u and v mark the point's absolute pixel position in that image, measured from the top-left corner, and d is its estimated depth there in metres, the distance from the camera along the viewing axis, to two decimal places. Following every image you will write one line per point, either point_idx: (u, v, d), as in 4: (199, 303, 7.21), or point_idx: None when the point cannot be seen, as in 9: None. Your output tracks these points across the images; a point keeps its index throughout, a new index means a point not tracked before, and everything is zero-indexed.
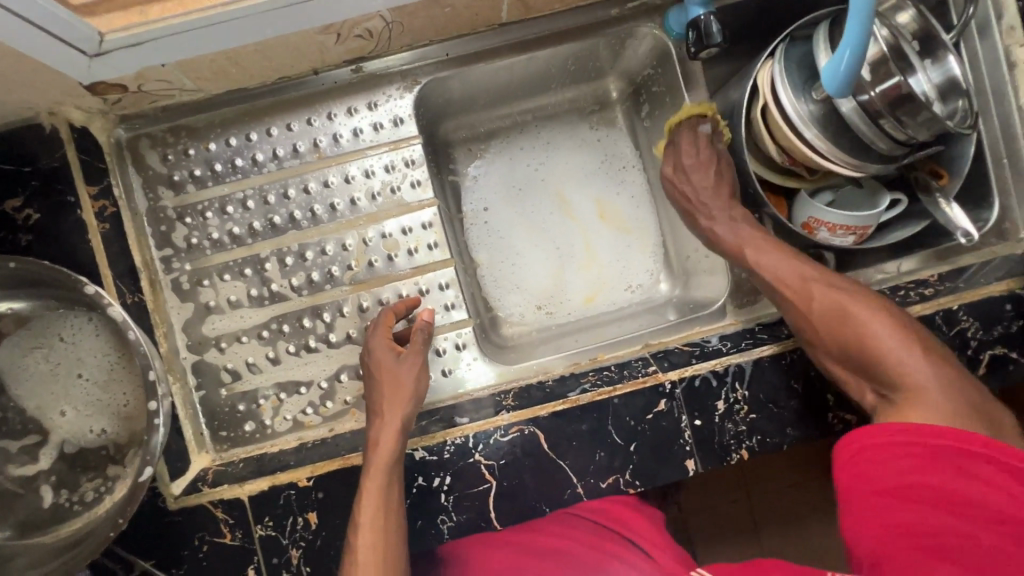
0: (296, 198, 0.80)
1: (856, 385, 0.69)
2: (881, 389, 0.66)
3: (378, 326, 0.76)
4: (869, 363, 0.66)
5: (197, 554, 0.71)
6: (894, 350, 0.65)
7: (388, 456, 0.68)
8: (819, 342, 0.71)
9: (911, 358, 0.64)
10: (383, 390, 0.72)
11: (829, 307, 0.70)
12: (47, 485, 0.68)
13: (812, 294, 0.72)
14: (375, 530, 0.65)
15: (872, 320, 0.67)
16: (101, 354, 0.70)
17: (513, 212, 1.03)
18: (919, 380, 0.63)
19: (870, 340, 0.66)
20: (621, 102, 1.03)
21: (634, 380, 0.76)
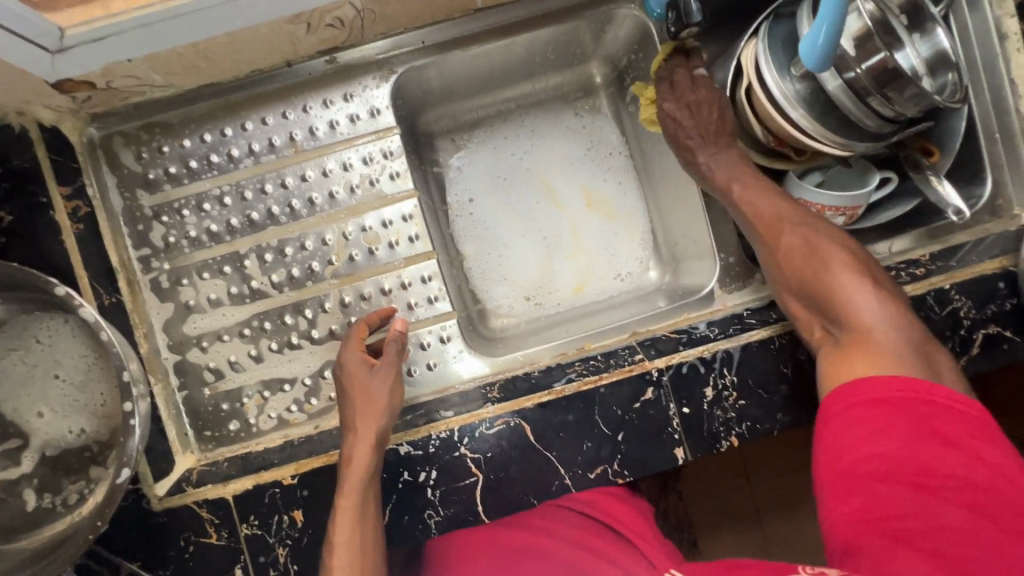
0: (274, 194, 0.78)
1: (808, 320, 0.71)
2: (831, 325, 0.68)
3: (351, 339, 0.74)
4: (826, 299, 0.68)
5: (184, 554, 0.71)
6: (851, 288, 0.67)
7: (364, 468, 0.67)
8: (780, 275, 0.73)
9: (866, 299, 0.66)
10: (356, 402, 0.71)
11: (798, 243, 0.72)
12: (29, 489, 0.68)
13: (784, 230, 0.73)
14: (354, 547, 0.65)
15: (837, 259, 0.69)
16: (79, 354, 0.70)
17: (497, 201, 1.01)
18: (870, 318, 0.65)
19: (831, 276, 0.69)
20: (606, 87, 1.01)
21: (620, 369, 0.75)
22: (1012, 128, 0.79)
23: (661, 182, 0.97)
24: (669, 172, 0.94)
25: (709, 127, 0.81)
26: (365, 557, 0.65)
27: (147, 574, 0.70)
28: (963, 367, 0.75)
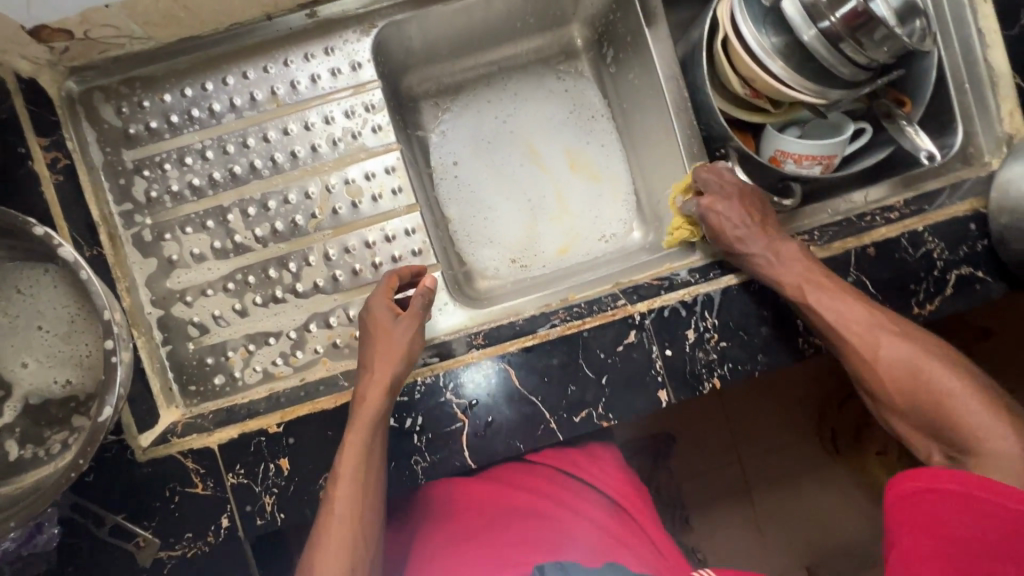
0: (256, 148, 0.78)
1: (924, 445, 0.66)
2: (952, 451, 0.63)
3: (380, 287, 0.73)
4: (941, 424, 0.63)
5: (169, 505, 0.71)
6: (979, 421, 0.61)
7: (371, 414, 0.68)
8: (887, 398, 0.67)
9: (995, 431, 0.60)
10: (377, 347, 0.70)
11: (904, 365, 0.66)
12: (10, 439, 0.68)
13: (879, 346, 0.67)
14: (354, 477, 0.67)
15: (954, 384, 0.63)
16: (61, 306, 0.69)
17: (485, 166, 1.02)
18: (1000, 445, 0.59)
19: (951, 405, 0.63)
20: (587, 50, 1.02)
21: (603, 313, 0.76)
22: (982, 77, 0.81)
23: (642, 141, 0.98)
24: (648, 131, 0.95)
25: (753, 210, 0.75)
26: (365, 493, 0.67)
27: (133, 524, 0.70)
28: (936, 307, 0.76)
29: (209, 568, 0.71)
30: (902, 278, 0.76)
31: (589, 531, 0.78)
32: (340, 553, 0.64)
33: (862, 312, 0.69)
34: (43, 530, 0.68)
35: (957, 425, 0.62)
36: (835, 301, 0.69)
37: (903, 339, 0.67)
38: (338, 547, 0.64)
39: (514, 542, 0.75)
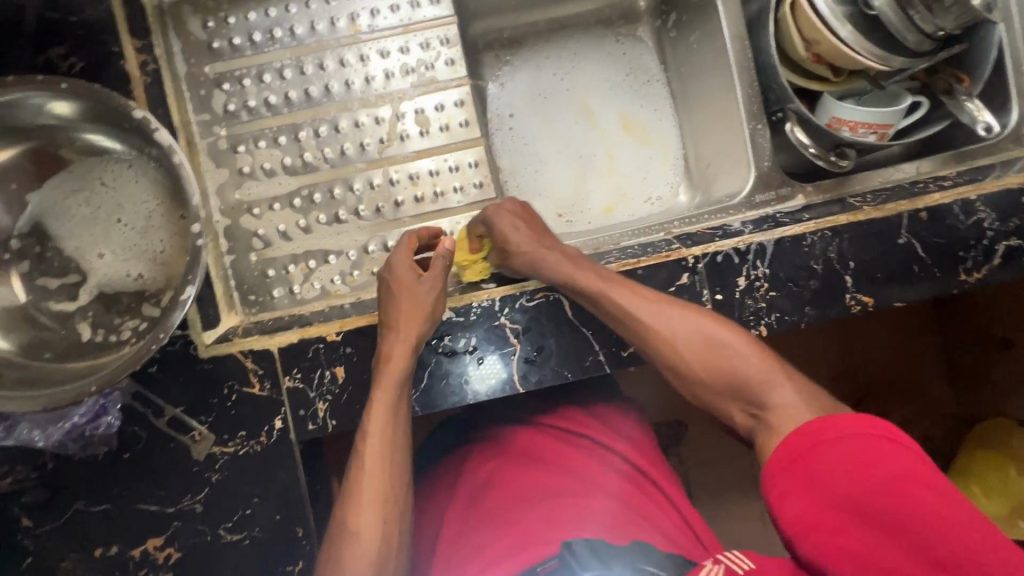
0: (333, 72, 0.81)
1: (727, 408, 0.66)
2: (752, 410, 0.64)
3: (402, 245, 0.75)
4: (737, 387, 0.65)
5: (226, 403, 0.74)
6: (756, 372, 0.64)
7: (400, 369, 0.70)
8: (690, 372, 0.68)
9: (770, 378, 0.63)
10: (401, 305, 0.72)
11: (692, 337, 0.68)
12: (83, 323, 0.71)
13: (652, 321, 0.69)
14: (387, 404, 0.70)
15: (734, 343, 0.66)
16: (140, 201, 0.72)
17: (537, 122, 1.04)
18: (781, 396, 0.62)
19: (738, 362, 0.65)
20: (648, 15, 1.05)
21: (658, 254, 0.78)
22: None
23: (695, 105, 1.00)
24: (703, 95, 0.97)
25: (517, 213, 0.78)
26: (394, 451, 0.70)
27: (190, 418, 0.73)
28: (983, 276, 0.78)
29: (258, 467, 0.74)
30: (952, 244, 0.78)
31: (625, 505, 0.79)
32: (376, 509, 0.67)
33: (648, 297, 0.70)
34: (108, 412, 0.71)
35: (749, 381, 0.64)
36: (626, 291, 0.71)
37: (684, 311, 0.69)
38: (372, 503, 0.67)
39: (539, 507, 0.79)
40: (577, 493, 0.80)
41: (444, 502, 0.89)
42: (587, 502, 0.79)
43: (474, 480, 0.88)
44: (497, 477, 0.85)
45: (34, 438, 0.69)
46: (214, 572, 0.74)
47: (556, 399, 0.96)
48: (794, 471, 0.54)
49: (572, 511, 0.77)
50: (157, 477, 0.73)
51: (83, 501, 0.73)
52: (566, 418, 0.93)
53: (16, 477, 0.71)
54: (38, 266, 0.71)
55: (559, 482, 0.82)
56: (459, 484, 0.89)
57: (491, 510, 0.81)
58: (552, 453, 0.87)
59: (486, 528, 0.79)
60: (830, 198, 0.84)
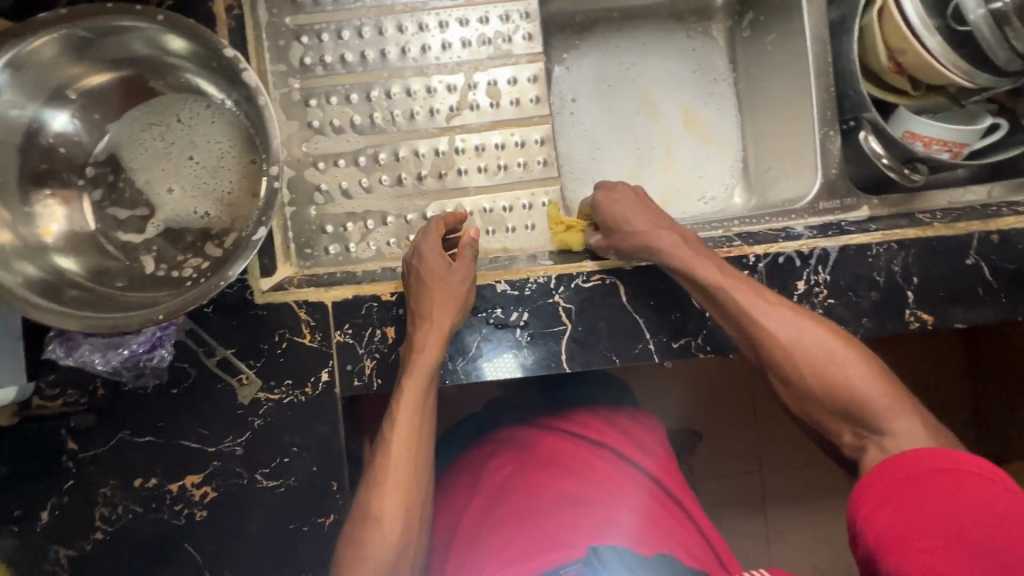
0: (412, 35, 0.81)
1: (835, 428, 0.66)
2: (864, 433, 0.64)
3: (430, 232, 0.73)
4: (854, 408, 0.64)
5: (276, 349, 0.74)
6: (881, 396, 0.64)
7: (431, 362, 0.69)
8: (809, 386, 0.66)
9: (895, 408, 0.63)
10: (434, 297, 0.70)
11: (815, 351, 0.66)
12: (148, 256, 0.72)
13: (771, 329, 0.68)
14: (419, 389, 0.69)
15: (857, 366, 0.65)
16: (213, 141, 0.73)
17: (598, 109, 1.04)
18: (899, 426, 0.62)
19: (860, 384, 0.64)
20: (723, 12, 1.03)
21: (718, 249, 0.77)
22: None
23: (762, 107, 0.98)
24: (772, 98, 0.96)
25: (640, 202, 0.76)
26: (418, 443, 0.69)
27: (239, 361, 0.74)
28: None
29: (301, 418, 0.75)
30: (1020, 271, 0.76)
31: (651, 521, 0.79)
32: (398, 497, 0.67)
33: (774, 303, 0.69)
34: (164, 345, 0.72)
35: (871, 404, 0.63)
36: (752, 296, 0.69)
37: (805, 322, 0.68)
38: (395, 494, 0.67)
39: (560, 513, 0.78)
40: (600, 502, 0.80)
41: (464, 496, 0.89)
42: (617, 517, 0.78)
43: (493, 479, 0.88)
44: (518, 478, 0.85)
45: (91, 360, 0.70)
46: (248, 515, 0.74)
47: (575, 406, 0.98)
48: (872, 498, 0.56)
49: (599, 516, 0.77)
50: (202, 415, 0.74)
51: (128, 430, 0.74)
52: (587, 424, 0.93)
53: (66, 399, 0.73)
54: (110, 195, 0.72)
55: (581, 489, 0.82)
56: (479, 480, 0.89)
57: (512, 509, 0.81)
58: (574, 462, 0.87)
59: (506, 527, 0.78)
60: (896, 213, 0.83)
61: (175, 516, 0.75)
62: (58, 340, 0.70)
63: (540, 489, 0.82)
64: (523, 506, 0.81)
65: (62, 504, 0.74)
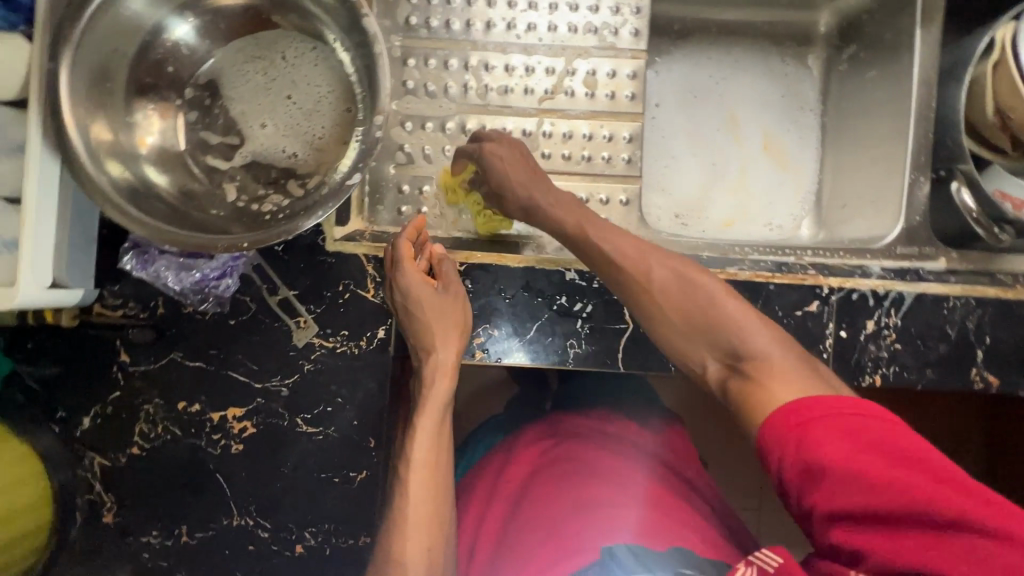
0: (520, 12, 0.81)
1: (701, 358, 0.68)
2: (730, 361, 0.66)
3: (404, 261, 0.69)
4: (715, 335, 0.66)
5: (338, 299, 0.75)
6: (734, 316, 0.66)
7: (444, 394, 0.71)
8: (667, 318, 0.68)
9: (750, 325, 0.66)
10: (433, 327, 0.70)
11: (673, 284, 0.68)
12: (231, 185, 0.72)
13: (644, 271, 0.68)
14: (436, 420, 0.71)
15: (714, 292, 0.67)
16: (313, 84, 0.73)
17: (680, 118, 1.03)
18: (760, 346, 0.64)
19: (715, 308, 0.67)
20: (824, 41, 1.02)
21: (793, 275, 0.76)
22: None
23: (851, 143, 0.96)
24: (863, 135, 0.94)
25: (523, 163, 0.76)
26: (439, 450, 0.71)
27: (300, 305, 0.74)
28: None
29: (351, 370, 0.75)
30: None
31: (661, 509, 0.77)
32: (422, 534, 0.66)
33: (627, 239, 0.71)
34: (230, 275, 0.72)
35: (723, 326, 0.66)
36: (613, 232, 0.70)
37: (664, 256, 0.70)
38: (422, 479, 0.68)
39: (572, 514, 0.75)
40: (614, 502, 0.77)
41: (483, 491, 0.86)
42: (629, 512, 0.75)
43: (510, 481, 0.85)
44: (534, 483, 0.82)
45: (164, 276, 0.71)
46: (283, 456, 0.75)
47: (580, 411, 0.96)
48: (791, 449, 0.55)
49: (611, 511, 0.75)
50: (255, 350, 0.75)
51: (180, 353, 0.74)
52: (594, 426, 0.92)
53: (127, 312, 0.74)
54: (204, 118, 0.73)
55: (593, 490, 0.79)
56: (497, 479, 0.87)
57: (532, 514, 0.78)
58: (585, 459, 0.85)
59: (526, 533, 0.75)
60: (974, 270, 0.82)
61: (211, 445, 0.75)
62: (134, 253, 0.71)
63: (550, 489, 0.80)
64: (538, 509, 0.78)
65: (104, 414, 0.75)
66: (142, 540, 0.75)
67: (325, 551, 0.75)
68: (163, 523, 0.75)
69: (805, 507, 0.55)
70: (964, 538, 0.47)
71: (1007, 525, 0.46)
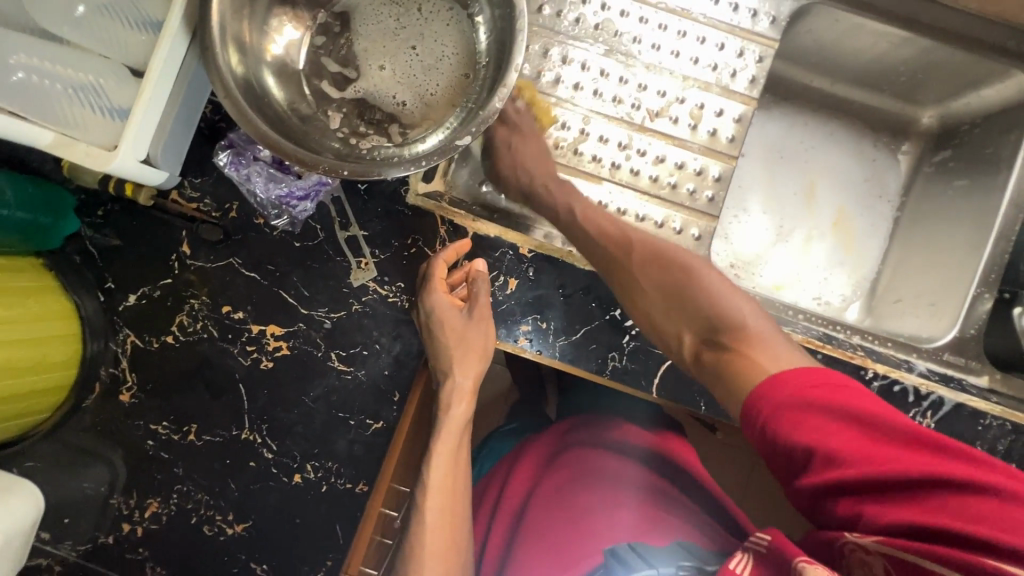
0: (648, 30, 0.84)
1: (677, 329, 0.70)
2: (704, 333, 0.68)
3: (433, 282, 0.72)
4: (692, 301, 0.70)
5: (403, 251, 0.76)
6: (712, 288, 0.70)
7: (459, 420, 0.76)
8: (643, 289, 0.72)
9: (724, 296, 0.70)
10: (454, 350, 0.73)
11: (655, 253, 0.74)
12: (335, 114, 0.74)
13: (637, 240, 0.74)
14: (452, 439, 0.75)
15: (695, 267, 0.72)
16: (440, 41, 0.75)
17: (762, 175, 1.03)
18: (735, 314, 0.68)
19: (690, 282, 0.71)
20: (919, 139, 1.03)
21: (841, 351, 0.80)
22: None
23: (921, 244, 0.97)
24: (936, 239, 0.94)
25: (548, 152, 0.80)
26: (456, 463, 0.75)
27: (366, 246, 0.75)
28: None
29: (396, 322, 0.76)
30: None
31: (647, 507, 0.84)
32: (440, 563, 0.69)
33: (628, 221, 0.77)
34: (310, 199, 0.74)
35: (699, 296, 0.70)
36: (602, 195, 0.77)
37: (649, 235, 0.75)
38: (439, 501, 0.72)
39: (576, 522, 0.83)
40: (613, 505, 0.84)
41: (491, 504, 0.90)
42: (619, 518, 0.82)
43: (513, 497, 0.89)
44: (536, 495, 0.86)
45: (253, 182, 0.73)
46: (308, 385, 0.76)
47: (579, 420, 0.95)
48: (776, 423, 0.56)
49: (606, 522, 0.82)
50: (312, 276, 0.76)
51: (240, 259, 0.76)
52: (583, 431, 0.93)
53: (201, 207, 0.75)
54: (329, 45, 0.75)
55: (588, 497, 0.85)
56: (500, 493, 0.90)
57: (538, 526, 0.82)
58: (579, 467, 0.88)
59: (539, 547, 0.81)
60: (1012, 396, 0.82)
61: (243, 355, 0.76)
62: (230, 152, 0.73)
63: (553, 501, 0.85)
64: (545, 518, 0.83)
65: (151, 296, 0.76)
66: (150, 428, 0.76)
67: (321, 488, 0.76)
68: (174, 417, 0.76)
69: (791, 478, 0.55)
70: (943, 492, 0.48)
71: (983, 476, 0.47)
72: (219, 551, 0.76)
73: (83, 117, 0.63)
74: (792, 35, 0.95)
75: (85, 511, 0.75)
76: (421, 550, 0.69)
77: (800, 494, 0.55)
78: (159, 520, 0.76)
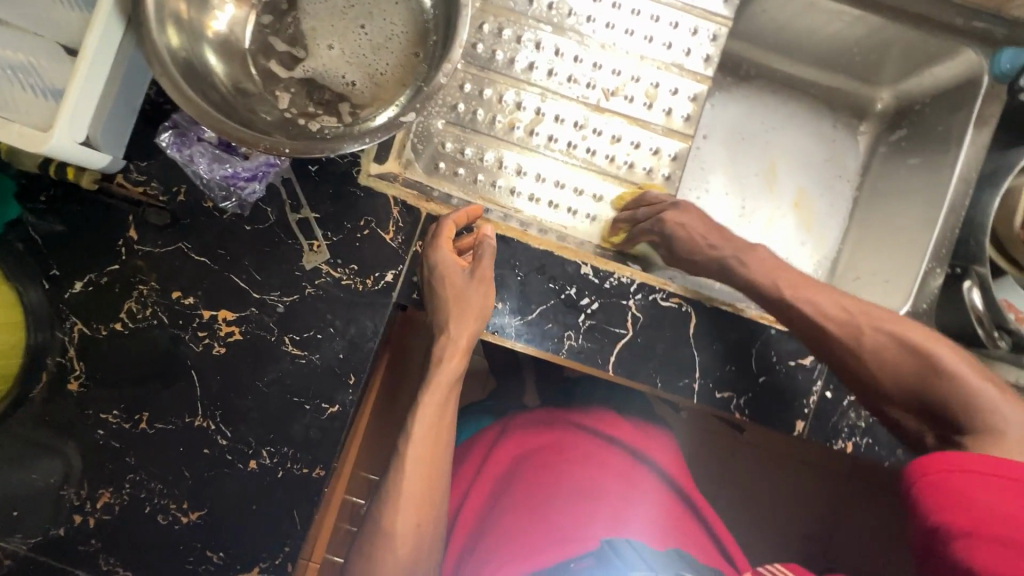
0: (603, 9, 0.83)
1: (917, 428, 0.69)
2: (946, 432, 0.66)
3: (440, 240, 0.72)
4: (933, 406, 0.67)
5: (355, 234, 0.75)
6: (977, 398, 0.64)
7: (446, 379, 0.71)
8: (878, 385, 0.70)
9: (987, 402, 0.63)
10: (451, 309, 0.71)
11: (898, 356, 0.68)
12: (283, 94, 0.72)
13: (861, 332, 0.70)
14: (440, 394, 0.71)
15: (957, 369, 0.66)
16: (389, 19, 0.74)
17: (725, 157, 1.04)
18: (1004, 425, 0.62)
19: (957, 388, 0.65)
20: (876, 118, 1.04)
21: None
22: None
23: (878, 222, 0.98)
24: (893, 217, 0.95)
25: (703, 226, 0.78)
26: (441, 423, 0.71)
27: (318, 229, 0.75)
28: None
29: (350, 305, 0.75)
30: None
31: (650, 510, 0.85)
32: (413, 512, 0.66)
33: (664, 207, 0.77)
34: (258, 181, 0.73)
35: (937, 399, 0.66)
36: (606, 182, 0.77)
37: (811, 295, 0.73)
38: (421, 454, 0.68)
39: (577, 505, 0.82)
40: (616, 497, 0.84)
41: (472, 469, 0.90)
42: (624, 512, 0.82)
43: (495, 464, 0.89)
44: (531, 466, 0.87)
45: (197, 163, 0.71)
46: (262, 370, 0.75)
47: (587, 404, 0.96)
48: (947, 480, 0.57)
49: (611, 512, 0.82)
50: (263, 259, 0.74)
51: (188, 244, 0.74)
52: (596, 422, 0.93)
53: (147, 190, 0.74)
54: (275, 24, 0.73)
55: (589, 480, 0.85)
56: (487, 457, 0.90)
57: (529, 499, 0.83)
58: (589, 451, 0.89)
59: (527, 520, 0.80)
60: None
61: (194, 341, 0.75)
62: (173, 132, 0.71)
63: (557, 479, 0.85)
64: (542, 490, 0.84)
65: (97, 283, 0.74)
66: (100, 417, 0.75)
67: (277, 474, 0.75)
68: (126, 406, 0.75)
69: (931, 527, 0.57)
70: None
71: None
72: (175, 541, 0.75)
73: (15, 97, 0.61)
74: (748, 15, 0.95)
75: (36, 504, 0.73)
76: (398, 498, 0.67)
77: (936, 545, 0.56)
78: (112, 511, 0.74)
